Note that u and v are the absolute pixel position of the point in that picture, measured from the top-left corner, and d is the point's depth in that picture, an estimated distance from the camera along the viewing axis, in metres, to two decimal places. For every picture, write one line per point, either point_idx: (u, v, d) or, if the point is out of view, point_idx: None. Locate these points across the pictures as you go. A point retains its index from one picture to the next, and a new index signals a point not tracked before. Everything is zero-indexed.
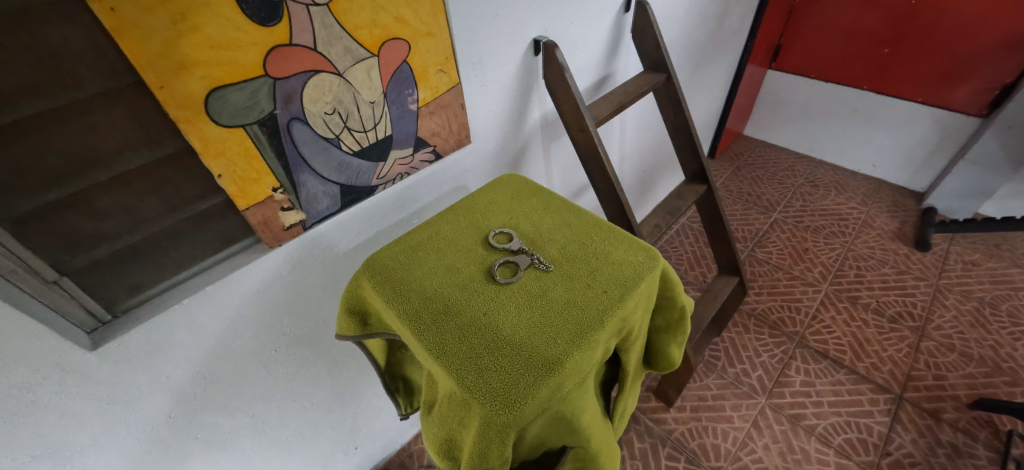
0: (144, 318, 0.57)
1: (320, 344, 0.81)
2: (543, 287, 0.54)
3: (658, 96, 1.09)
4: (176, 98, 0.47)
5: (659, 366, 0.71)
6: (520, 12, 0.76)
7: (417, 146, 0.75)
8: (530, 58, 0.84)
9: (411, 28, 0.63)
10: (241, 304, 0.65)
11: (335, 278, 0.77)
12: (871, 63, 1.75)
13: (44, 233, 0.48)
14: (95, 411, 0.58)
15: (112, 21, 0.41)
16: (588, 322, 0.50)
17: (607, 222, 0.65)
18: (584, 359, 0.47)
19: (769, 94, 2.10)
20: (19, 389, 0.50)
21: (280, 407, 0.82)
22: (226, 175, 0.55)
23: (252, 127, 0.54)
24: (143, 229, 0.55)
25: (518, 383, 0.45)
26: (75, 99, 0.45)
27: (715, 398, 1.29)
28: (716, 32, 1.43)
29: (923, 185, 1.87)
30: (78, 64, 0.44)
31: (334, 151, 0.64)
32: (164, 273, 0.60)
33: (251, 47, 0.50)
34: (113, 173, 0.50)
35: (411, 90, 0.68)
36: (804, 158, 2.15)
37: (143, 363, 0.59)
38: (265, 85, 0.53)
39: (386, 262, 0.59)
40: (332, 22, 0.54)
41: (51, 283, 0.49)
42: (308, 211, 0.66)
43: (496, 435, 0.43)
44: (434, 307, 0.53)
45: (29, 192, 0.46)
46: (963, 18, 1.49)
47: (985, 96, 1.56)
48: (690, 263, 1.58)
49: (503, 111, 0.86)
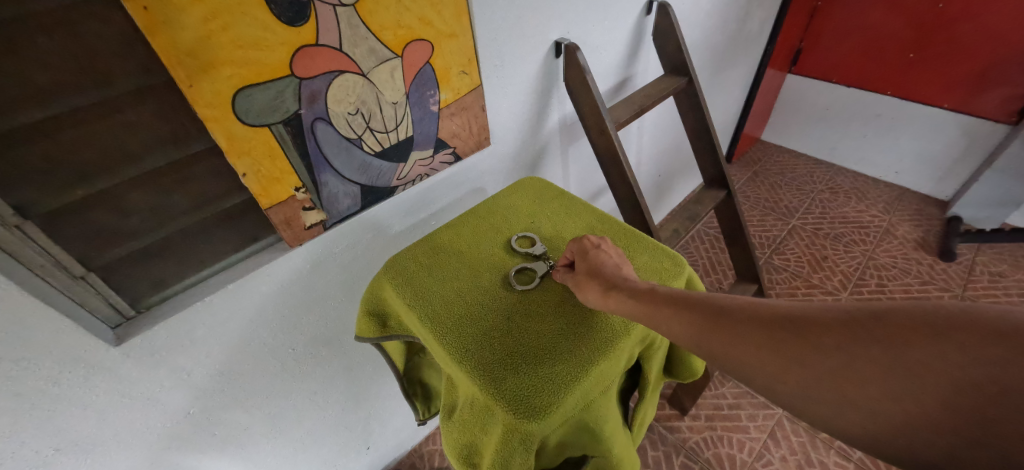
0: (167, 315, 0.57)
1: (337, 344, 0.81)
2: (566, 292, 0.54)
3: (679, 100, 1.07)
4: (204, 96, 0.48)
5: (680, 374, 0.69)
6: (543, 13, 0.76)
7: (438, 148, 0.74)
8: (551, 60, 0.83)
9: (435, 29, 0.63)
10: (260, 302, 0.66)
11: (353, 279, 0.76)
12: (894, 68, 1.71)
13: (73, 229, 0.49)
14: (116, 405, 0.59)
15: (145, 19, 0.41)
16: (612, 329, 0.49)
17: (630, 228, 0.64)
18: (609, 367, 0.46)
19: (789, 98, 2.07)
20: (45, 382, 0.51)
21: (295, 405, 0.81)
22: (250, 174, 0.55)
23: (277, 126, 0.54)
24: (168, 226, 0.56)
25: (541, 389, 0.44)
26: (106, 97, 0.46)
27: (730, 407, 1.27)
28: (737, 34, 1.41)
29: (948, 194, 1.82)
30: (110, 63, 0.45)
31: (356, 152, 0.63)
32: (186, 270, 0.60)
33: (278, 47, 0.50)
34: (141, 170, 0.51)
35: (433, 91, 0.68)
36: (824, 164, 2.11)
37: (164, 359, 0.60)
38: (291, 85, 0.53)
39: (406, 264, 0.58)
40: (357, 23, 0.54)
41: (79, 278, 0.50)
42: (329, 210, 0.66)
43: (519, 442, 0.42)
44: (455, 312, 0.52)
45: (61, 188, 0.47)
46: (995, 21, 1.44)
47: (1014, 102, 1.51)
48: (706, 268, 1.55)
49: (523, 114, 0.85)
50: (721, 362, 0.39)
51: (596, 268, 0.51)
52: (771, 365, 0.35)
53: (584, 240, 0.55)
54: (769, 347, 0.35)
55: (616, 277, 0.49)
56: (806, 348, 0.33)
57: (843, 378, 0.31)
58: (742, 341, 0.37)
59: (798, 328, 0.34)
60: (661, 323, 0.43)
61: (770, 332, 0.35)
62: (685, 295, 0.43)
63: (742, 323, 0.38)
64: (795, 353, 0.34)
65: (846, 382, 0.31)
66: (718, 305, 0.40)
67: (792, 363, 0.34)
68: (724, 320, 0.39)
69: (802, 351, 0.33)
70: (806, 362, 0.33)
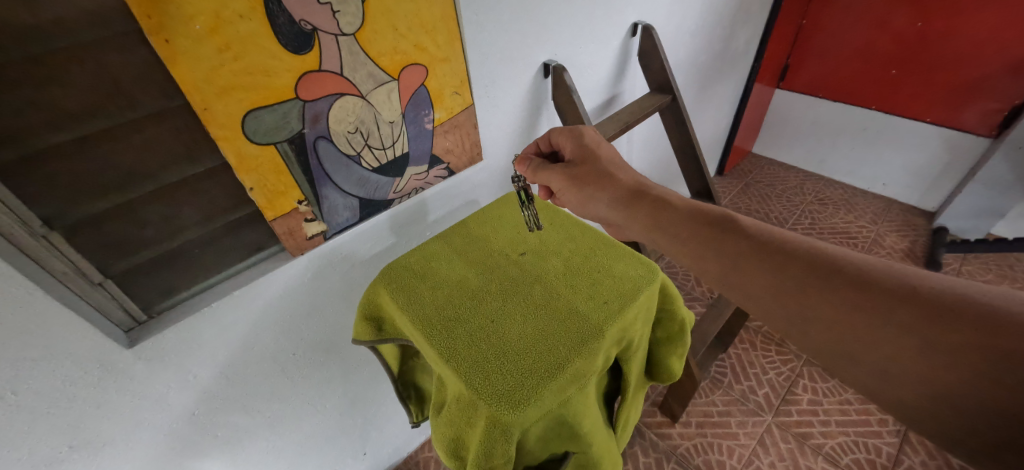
0: (177, 319, 0.61)
1: (336, 349, 0.85)
2: (546, 297, 0.58)
3: (664, 116, 1.12)
4: (217, 118, 0.52)
5: (660, 377, 0.73)
6: (532, 38, 0.81)
7: (432, 163, 0.79)
8: (540, 80, 0.88)
9: (429, 54, 0.68)
10: (263, 308, 0.70)
11: (352, 286, 0.81)
12: (879, 83, 1.76)
13: (94, 239, 0.53)
14: (127, 405, 0.62)
15: (166, 51, 0.46)
16: (588, 331, 0.53)
17: (610, 238, 0.68)
18: (583, 366, 0.50)
19: (778, 113, 2.13)
20: (64, 381, 0.55)
21: (295, 409, 0.85)
22: (256, 188, 0.60)
23: (282, 144, 0.59)
24: (179, 237, 0.60)
25: (522, 385, 0.47)
26: (127, 119, 0.50)
27: (720, 415, 1.29)
28: (723, 53, 1.47)
29: (934, 205, 1.87)
30: (133, 89, 0.49)
31: (355, 167, 0.68)
32: (195, 278, 0.64)
33: (285, 73, 0.55)
34: (156, 185, 0.55)
35: (428, 111, 0.73)
36: (813, 176, 2.17)
37: (172, 361, 0.63)
38: (296, 107, 0.58)
39: (401, 272, 0.62)
40: (357, 50, 0.60)
41: (97, 284, 0.54)
42: (329, 222, 0.70)
43: (500, 434, 0.46)
44: (445, 314, 0.56)
45: (84, 201, 0.51)
46: (973, 39, 1.49)
47: (994, 116, 1.56)
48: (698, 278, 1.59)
49: (514, 130, 0.90)
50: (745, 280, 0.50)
51: (607, 175, 0.64)
52: (813, 299, 0.45)
53: (577, 129, 0.69)
54: (823, 288, 0.45)
55: (641, 185, 0.62)
56: (859, 297, 0.43)
57: (867, 320, 0.42)
58: (798, 279, 0.46)
59: (857, 282, 0.43)
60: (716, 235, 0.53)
61: (827, 278, 0.45)
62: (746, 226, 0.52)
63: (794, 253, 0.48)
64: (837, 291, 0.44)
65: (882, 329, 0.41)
66: (772, 240, 0.50)
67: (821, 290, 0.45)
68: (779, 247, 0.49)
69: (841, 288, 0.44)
70: (855, 307, 0.43)
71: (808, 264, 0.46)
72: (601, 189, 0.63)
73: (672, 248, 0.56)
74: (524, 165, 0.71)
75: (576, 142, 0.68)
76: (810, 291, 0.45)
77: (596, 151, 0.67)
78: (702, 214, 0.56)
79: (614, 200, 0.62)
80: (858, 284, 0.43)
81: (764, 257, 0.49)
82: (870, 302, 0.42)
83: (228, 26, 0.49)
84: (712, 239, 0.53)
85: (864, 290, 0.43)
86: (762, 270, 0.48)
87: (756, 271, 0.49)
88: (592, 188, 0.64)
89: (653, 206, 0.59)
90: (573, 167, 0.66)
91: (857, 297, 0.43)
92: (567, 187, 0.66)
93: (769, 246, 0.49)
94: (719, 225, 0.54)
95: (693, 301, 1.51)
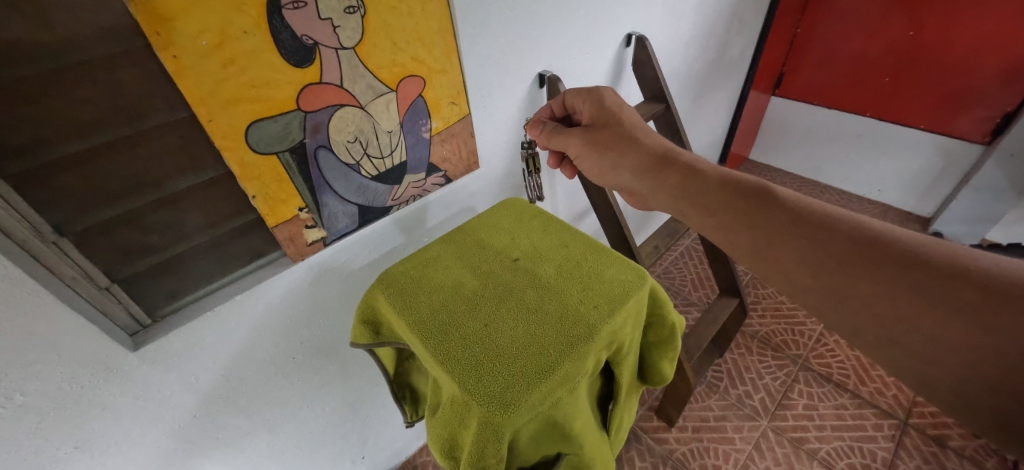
0: (180, 323, 0.63)
1: (335, 353, 0.86)
2: (538, 301, 0.60)
3: (659, 124, 1.15)
4: (221, 129, 0.54)
5: (652, 380, 0.75)
6: (527, 50, 0.84)
7: (430, 171, 0.81)
8: (535, 90, 0.91)
9: (426, 66, 0.70)
10: (265, 311, 0.72)
11: (351, 291, 0.83)
12: (873, 91, 1.77)
13: (102, 245, 0.55)
14: (131, 406, 0.64)
15: (173, 66, 0.48)
16: (581, 334, 0.54)
17: (602, 244, 0.70)
18: (573, 368, 0.52)
19: (774, 120, 2.15)
20: (71, 382, 0.56)
21: (294, 412, 0.86)
22: (258, 196, 0.62)
23: (284, 154, 0.61)
24: (183, 243, 0.62)
25: (514, 387, 0.49)
26: (136, 130, 0.52)
27: (716, 419, 1.30)
28: (717, 62, 1.49)
29: (929, 211, 1.89)
30: (142, 101, 0.51)
31: (355, 176, 0.70)
32: (198, 283, 0.66)
33: (287, 85, 0.57)
34: (162, 193, 0.57)
35: (425, 120, 0.75)
36: (810, 182, 2.19)
37: (175, 364, 0.65)
38: (297, 118, 0.60)
39: (399, 276, 0.64)
40: (356, 63, 0.62)
41: (103, 289, 0.56)
42: (329, 228, 0.72)
43: (492, 434, 0.47)
44: (440, 320, 0.58)
45: (93, 209, 0.53)
46: (964, 47, 1.50)
47: (986, 124, 1.57)
48: (694, 284, 1.61)
49: (510, 138, 0.93)
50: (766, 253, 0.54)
51: (636, 142, 0.67)
52: (837, 266, 0.48)
53: (593, 90, 0.72)
54: (852, 253, 0.48)
55: (673, 153, 0.66)
56: (867, 254, 0.47)
57: (888, 287, 0.45)
58: (815, 243, 0.50)
59: (887, 251, 0.47)
60: (756, 203, 0.56)
61: (843, 243, 0.49)
62: (782, 197, 0.55)
63: (826, 223, 0.51)
64: (865, 258, 0.47)
65: (892, 291, 0.45)
66: (804, 211, 0.53)
67: (847, 258, 0.48)
68: (813, 218, 0.52)
69: (864, 257, 0.47)
70: (869, 270, 0.47)
71: (826, 228, 0.51)
72: (620, 153, 0.68)
73: (695, 214, 0.61)
74: (538, 128, 0.76)
75: (594, 104, 0.71)
76: (824, 255, 0.49)
77: (617, 115, 0.70)
78: (736, 185, 0.59)
79: (639, 168, 0.66)
80: (873, 248, 0.47)
81: (784, 223, 0.53)
82: (884, 265, 0.46)
83: (233, 41, 0.51)
84: (744, 206, 0.56)
85: (877, 253, 0.47)
86: (781, 235, 0.53)
87: (774, 236, 0.53)
88: (611, 150, 0.68)
89: (681, 173, 0.63)
90: (590, 130, 0.70)
91: (867, 258, 0.47)
92: (583, 149, 0.70)
93: (800, 215, 0.53)
94: (751, 194, 0.57)
95: (689, 307, 1.52)
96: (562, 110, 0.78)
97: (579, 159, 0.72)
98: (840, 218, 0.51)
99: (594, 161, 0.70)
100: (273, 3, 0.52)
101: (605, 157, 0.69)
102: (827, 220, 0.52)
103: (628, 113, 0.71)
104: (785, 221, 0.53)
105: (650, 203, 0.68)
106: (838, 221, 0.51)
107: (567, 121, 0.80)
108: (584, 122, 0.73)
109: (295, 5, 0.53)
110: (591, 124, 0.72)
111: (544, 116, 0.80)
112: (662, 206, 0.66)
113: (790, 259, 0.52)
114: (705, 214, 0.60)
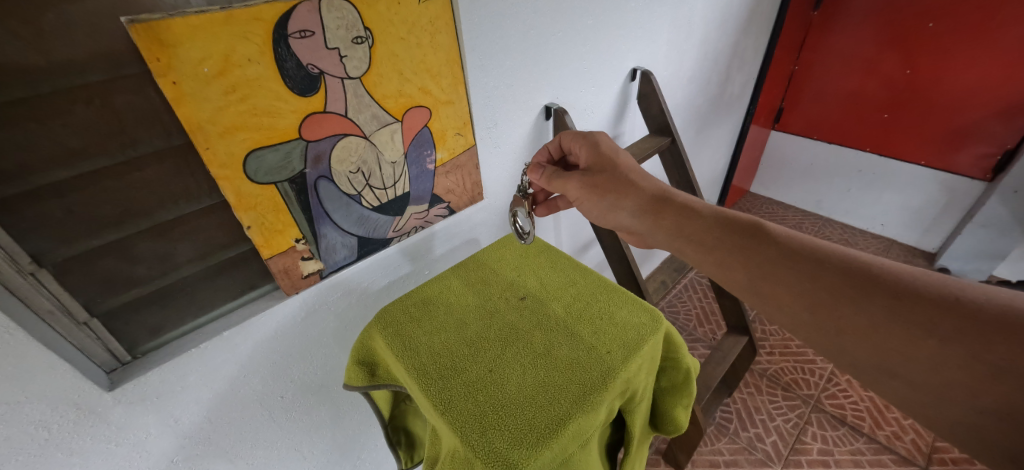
0: (162, 361, 0.59)
1: (326, 392, 0.81)
2: (547, 345, 0.56)
3: (664, 157, 1.14)
4: (219, 157, 0.52)
5: (665, 428, 0.71)
6: (534, 83, 0.83)
7: (433, 202, 0.79)
8: (542, 122, 0.90)
9: (433, 97, 0.69)
10: (254, 348, 0.68)
11: (345, 327, 0.78)
12: (873, 127, 1.78)
13: (81, 277, 0.52)
14: (102, 451, 0.59)
15: (172, 92, 0.47)
16: (593, 381, 0.51)
17: (612, 282, 0.66)
18: (586, 422, 0.47)
19: (775, 153, 2.16)
20: (36, 426, 0.52)
21: (281, 456, 0.80)
22: (254, 226, 0.59)
23: (282, 184, 0.59)
24: (172, 274, 0.59)
25: (522, 443, 0.45)
26: (129, 158, 0.50)
27: (726, 464, 1.24)
28: (719, 97, 1.50)
29: (934, 246, 1.87)
30: (136, 129, 0.49)
31: (355, 206, 0.68)
32: (185, 316, 0.63)
33: (290, 114, 0.55)
34: (153, 222, 0.54)
35: (430, 151, 0.73)
36: (812, 216, 2.18)
37: (155, 405, 0.61)
38: (298, 147, 0.58)
39: (398, 316, 0.61)
40: (363, 92, 0.60)
41: (81, 324, 0.52)
42: (326, 260, 0.69)
43: None
44: (442, 364, 0.54)
45: (77, 239, 0.50)
46: (962, 84, 1.51)
47: (988, 160, 1.58)
48: (700, 318, 1.57)
49: (515, 170, 0.91)
50: (776, 298, 0.51)
51: (631, 181, 0.65)
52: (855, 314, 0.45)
53: (589, 135, 0.70)
54: (869, 296, 0.45)
55: (672, 192, 0.64)
56: (887, 297, 0.44)
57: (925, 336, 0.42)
58: (818, 277, 0.48)
59: (909, 294, 0.43)
60: (763, 243, 0.53)
61: (847, 277, 0.47)
62: (787, 241, 0.53)
63: (838, 264, 0.48)
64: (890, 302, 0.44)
65: (905, 331, 0.43)
66: (811, 252, 0.51)
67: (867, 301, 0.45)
68: (820, 257, 0.50)
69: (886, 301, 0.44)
70: (862, 299, 0.45)
71: (830, 264, 0.49)
72: (618, 194, 0.65)
73: (693, 251, 0.58)
74: (537, 172, 0.71)
75: (591, 149, 0.69)
76: (827, 291, 0.47)
77: (615, 158, 0.68)
78: (738, 225, 0.57)
79: (642, 206, 0.63)
80: (882, 283, 0.45)
81: (784, 258, 0.51)
82: (875, 294, 0.45)
83: (236, 68, 0.50)
84: (747, 250, 0.54)
85: (886, 287, 0.45)
86: (792, 279, 0.50)
87: (776, 273, 0.51)
88: (609, 192, 0.65)
89: (684, 213, 0.61)
90: (589, 173, 0.67)
91: (891, 301, 0.44)
92: (582, 192, 0.67)
93: (811, 255, 0.50)
94: (752, 234, 0.55)
95: (695, 343, 1.47)
96: (558, 152, 0.77)
97: (579, 202, 0.69)
98: (841, 254, 0.49)
99: (594, 203, 0.67)
100: (280, 32, 0.51)
101: (603, 199, 0.66)
102: (837, 259, 0.49)
103: (619, 151, 0.69)
104: (790, 259, 0.51)
105: (650, 242, 0.65)
106: (853, 262, 0.48)
107: (563, 163, 0.78)
108: (581, 166, 0.71)
109: (302, 35, 0.52)
110: (588, 167, 0.69)
111: (542, 160, 0.78)
112: (661, 244, 0.63)
113: (788, 291, 0.50)
114: (703, 249, 0.58)
